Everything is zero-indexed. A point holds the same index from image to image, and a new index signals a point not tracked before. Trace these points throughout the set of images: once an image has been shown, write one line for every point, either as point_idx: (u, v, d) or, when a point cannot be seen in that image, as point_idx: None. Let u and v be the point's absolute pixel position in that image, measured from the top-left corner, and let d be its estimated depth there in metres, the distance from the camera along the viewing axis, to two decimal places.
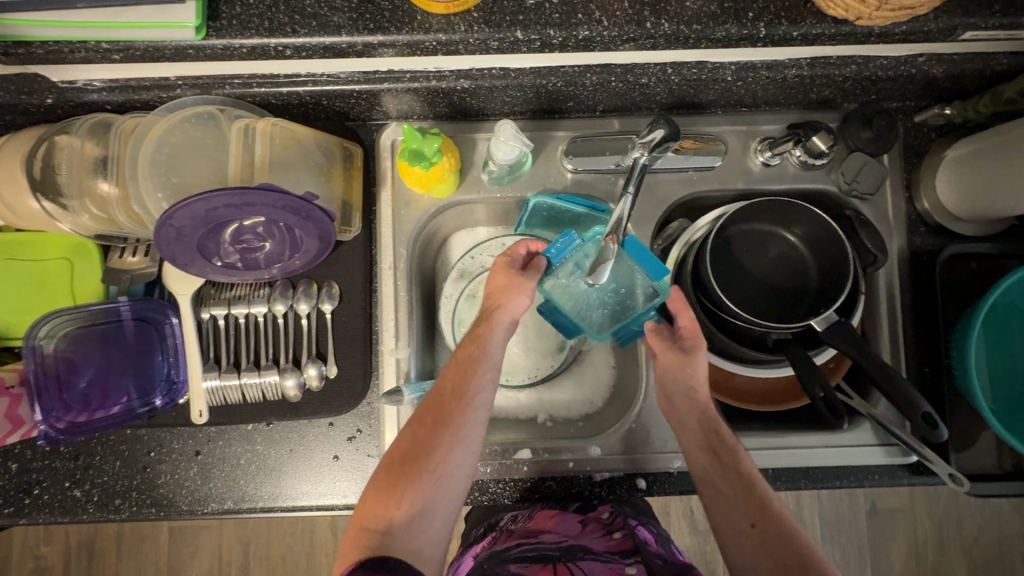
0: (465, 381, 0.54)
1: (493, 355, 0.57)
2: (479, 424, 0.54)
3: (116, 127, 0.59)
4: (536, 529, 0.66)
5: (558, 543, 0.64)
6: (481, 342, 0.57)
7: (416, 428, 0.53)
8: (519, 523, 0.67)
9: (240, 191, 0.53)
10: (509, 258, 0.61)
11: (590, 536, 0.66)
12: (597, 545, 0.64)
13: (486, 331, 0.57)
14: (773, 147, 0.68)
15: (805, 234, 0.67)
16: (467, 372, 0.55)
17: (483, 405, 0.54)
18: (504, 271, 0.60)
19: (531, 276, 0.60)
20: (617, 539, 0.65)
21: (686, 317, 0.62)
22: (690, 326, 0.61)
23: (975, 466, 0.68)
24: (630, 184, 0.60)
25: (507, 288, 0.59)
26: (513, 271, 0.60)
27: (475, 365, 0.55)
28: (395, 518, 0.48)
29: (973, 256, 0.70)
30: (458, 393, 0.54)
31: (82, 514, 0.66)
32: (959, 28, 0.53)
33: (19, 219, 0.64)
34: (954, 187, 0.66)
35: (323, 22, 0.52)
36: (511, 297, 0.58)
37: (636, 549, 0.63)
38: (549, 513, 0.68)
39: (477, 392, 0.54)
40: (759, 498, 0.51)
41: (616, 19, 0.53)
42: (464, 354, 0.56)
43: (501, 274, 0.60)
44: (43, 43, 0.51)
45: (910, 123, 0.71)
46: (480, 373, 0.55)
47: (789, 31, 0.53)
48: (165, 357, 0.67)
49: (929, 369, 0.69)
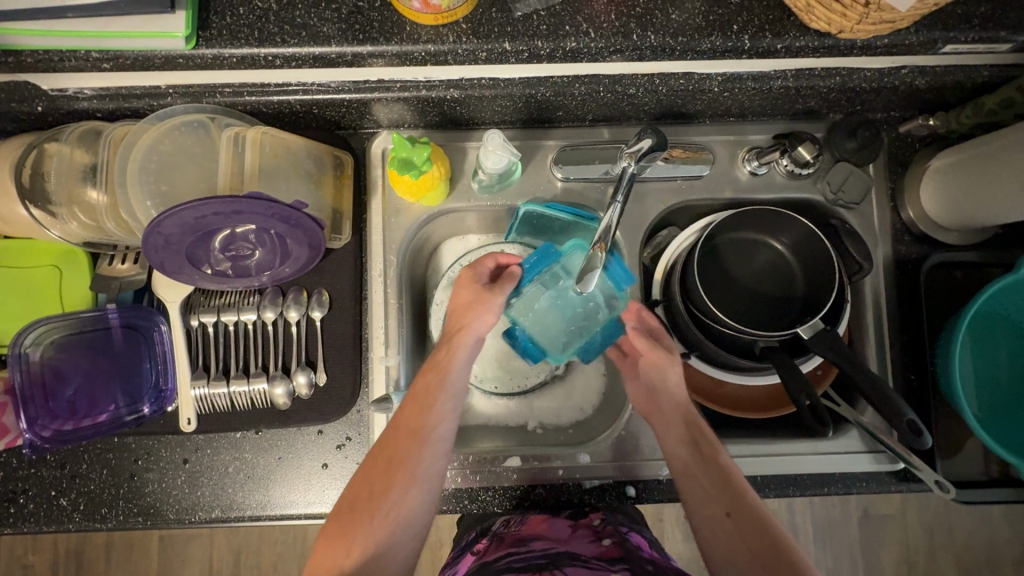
0: (422, 415, 0.57)
1: (453, 384, 0.59)
2: (436, 457, 0.56)
3: (105, 134, 0.59)
4: (527, 535, 0.65)
5: (546, 549, 0.62)
6: (440, 372, 0.59)
7: (370, 467, 0.55)
8: (511, 528, 0.68)
9: (228, 199, 0.53)
10: (475, 273, 0.64)
11: (579, 541, 0.64)
12: (585, 551, 0.63)
13: (446, 360, 0.60)
14: (760, 156, 0.69)
15: (792, 242, 0.67)
16: (424, 406, 0.57)
17: (441, 438, 0.57)
18: (469, 286, 0.63)
19: (499, 292, 0.62)
20: (606, 546, 0.64)
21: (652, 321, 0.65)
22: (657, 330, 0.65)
23: (962, 473, 0.68)
24: (618, 192, 0.61)
25: (472, 308, 0.61)
26: (479, 289, 0.62)
27: (433, 398, 0.58)
28: (345, 566, 0.50)
29: (958, 265, 0.70)
30: (414, 429, 0.56)
31: (68, 523, 0.66)
32: (939, 41, 0.54)
33: (7, 226, 0.64)
34: (937, 196, 0.67)
35: (313, 32, 0.52)
36: (476, 316, 0.61)
37: (624, 556, 0.62)
38: (540, 518, 0.68)
39: (435, 425, 0.57)
40: (735, 489, 0.54)
41: (603, 30, 0.54)
42: (423, 386, 0.59)
43: (467, 292, 0.62)
44: (34, 52, 0.51)
45: (895, 134, 0.72)
46: (438, 406, 0.58)
47: (773, 44, 0.54)
48: (153, 365, 0.66)
49: (915, 376, 0.70)
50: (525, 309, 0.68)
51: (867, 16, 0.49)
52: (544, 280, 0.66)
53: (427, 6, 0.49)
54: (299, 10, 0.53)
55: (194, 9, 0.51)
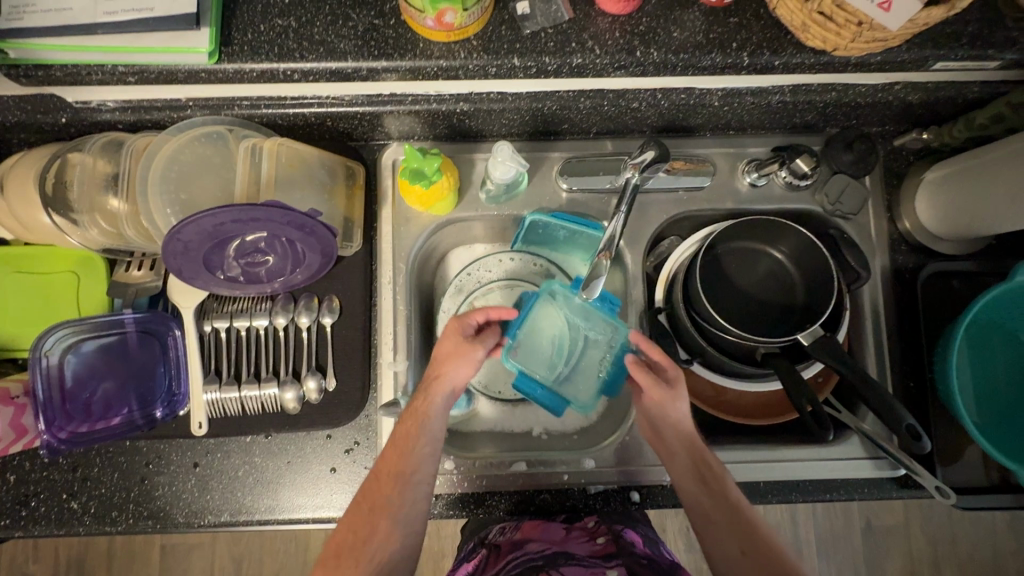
0: (402, 459, 0.56)
1: (433, 428, 0.58)
2: (416, 501, 0.55)
3: (128, 145, 0.61)
4: (522, 539, 0.64)
5: (542, 551, 0.62)
6: (419, 417, 0.58)
7: (352, 515, 0.55)
8: (506, 535, 0.67)
9: (246, 207, 0.55)
10: (463, 324, 0.64)
11: (574, 541, 0.64)
12: (580, 550, 0.62)
13: (425, 404, 0.59)
14: (760, 168, 0.71)
15: (791, 252, 0.69)
16: (404, 450, 0.57)
17: (421, 482, 0.56)
18: (454, 336, 0.62)
19: (482, 345, 0.63)
20: (601, 544, 0.63)
21: (659, 352, 0.62)
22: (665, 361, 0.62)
23: (963, 480, 0.69)
24: (622, 203, 0.64)
25: (452, 356, 0.61)
26: (462, 337, 0.63)
27: (413, 441, 0.57)
28: None
29: (955, 275, 0.72)
30: (396, 471, 0.56)
31: (78, 526, 0.66)
32: (930, 58, 0.57)
33: (29, 232, 0.66)
34: (932, 208, 0.69)
35: (330, 48, 0.55)
36: (455, 367, 0.61)
37: (619, 552, 0.62)
38: (533, 524, 0.67)
39: (417, 468, 0.56)
40: (748, 525, 0.53)
41: (608, 47, 0.56)
42: (403, 429, 0.58)
43: (450, 339, 0.62)
44: (62, 66, 0.53)
45: (890, 147, 0.74)
46: (417, 450, 0.57)
47: (771, 60, 0.56)
48: (167, 369, 0.68)
49: (914, 383, 0.71)
50: (525, 355, 0.69)
51: (860, 35, 0.51)
52: (530, 328, 0.70)
53: (440, 23, 0.52)
54: (317, 27, 0.55)
55: (218, 25, 0.53)
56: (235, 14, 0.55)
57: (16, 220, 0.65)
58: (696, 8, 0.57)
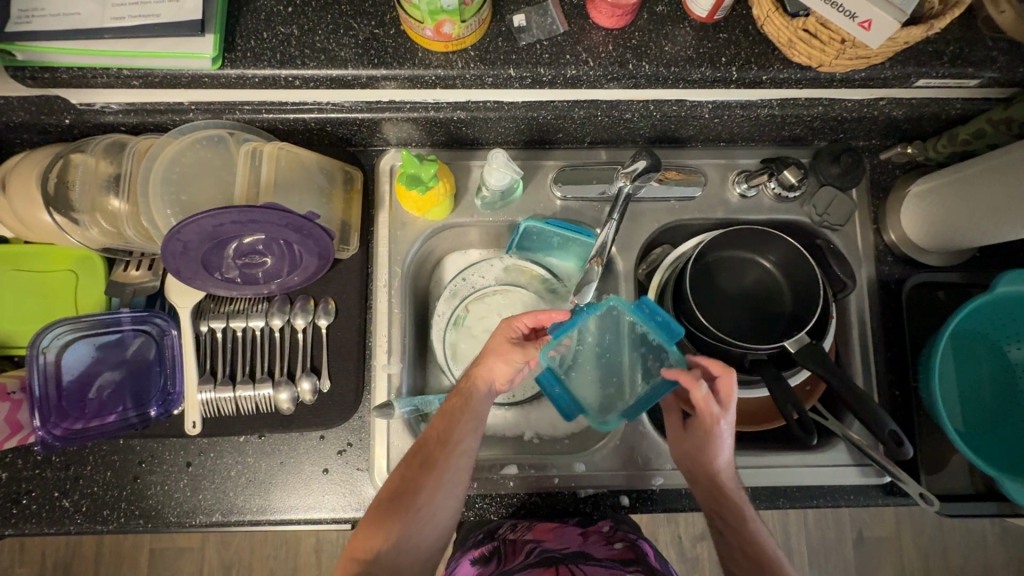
0: (450, 428, 0.57)
1: (478, 409, 0.59)
2: (460, 470, 0.56)
3: (131, 147, 0.63)
4: (537, 538, 0.65)
5: (561, 548, 0.63)
6: (467, 397, 0.59)
7: (404, 469, 0.56)
8: (518, 533, 0.67)
9: (246, 210, 0.55)
10: (510, 329, 0.61)
11: (592, 545, 0.64)
12: (599, 552, 0.62)
13: (471, 389, 0.59)
14: (749, 179, 0.72)
15: (778, 261, 0.71)
16: (452, 421, 0.58)
17: (467, 452, 0.57)
18: (502, 336, 0.61)
19: (528, 351, 0.61)
20: (619, 549, 0.64)
21: (697, 396, 0.55)
22: (702, 404, 0.56)
23: (949, 487, 0.70)
24: (614, 212, 0.66)
25: (496, 353, 0.60)
26: (511, 334, 0.61)
27: (460, 415, 0.58)
28: (381, 550, 0.52)
29: (940, 286, 0.74)
30: (444, 439, 0.57)
31: (70, 524, 0.66)
32: (912, 75, 0.59)
33: (30, 231, 0.67)
34: (917, 220, 0.71)
35: (331, 56, 0.56)
36: (497, 363, 0.60)
37: (636, 560, 0.62)
38: (548, 526, 0.68)
39: (463, 439, 0.57)
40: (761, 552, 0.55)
41: (601, 60, 0.58)
42: (451, 405, 0.59)
43: (499, 337, 0.61)
44: (69, 69, 0.55)
45: (876, 161, 0.76)
46: (464, 423, 0.57)
47: (759, 75, 0.58)
48: (163, 368, 0.68)
49: (899, 392, 0.72)
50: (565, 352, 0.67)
51: (843, 52, 0.53)
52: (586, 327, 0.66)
53: (439, 34, 0.54)
54: (319, 35, 0.57)
55: (222, 32, 0.55)
56: (239, 22, 0.56)
57: (17, 218, 0.66)
58: (687, 24, 0.59)
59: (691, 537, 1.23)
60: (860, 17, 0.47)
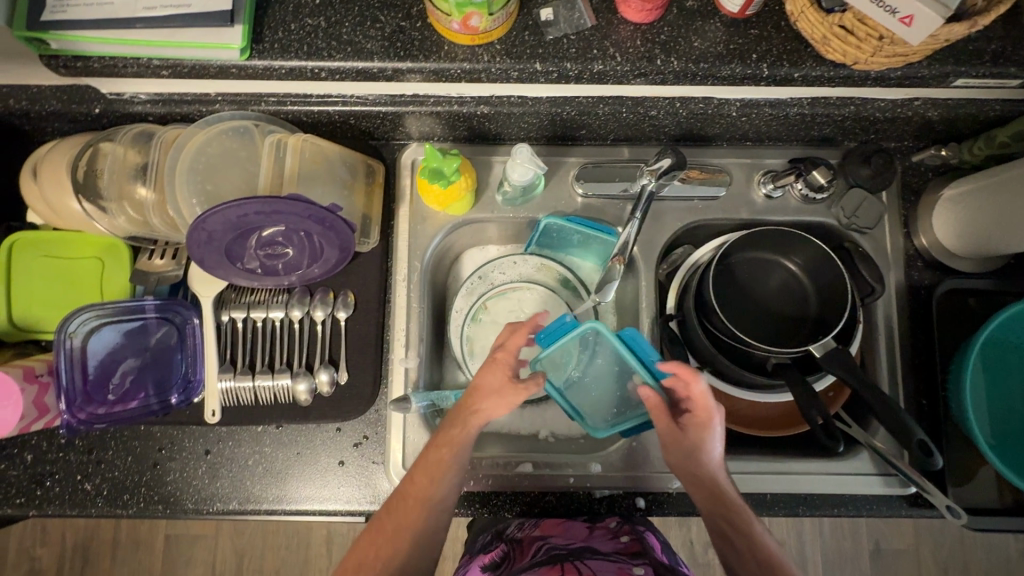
0: (430, 485, 0.56)
1: (462, 461, 0.57)
2: (434, 528, 0.56)
3: (158, 136, 0.63)
4: (544, 534, 0.65)
5: (567, 544, 0.62)
6: (452, 450, 0.57)
7: (378, 529, 0.55)
8: (525, 531, 0.67)
9: (270, 200, 0.56)
10: (510, 361, 0.60)
11: (598, 539, 0.64)
12: (605, 545, 0.62)
13: (457, 438, 0.57)
14: (775, 179, 0.71)
15: (804, 264, 0.69)
16: (433, 476, 0.56)
17: (443, 510, 0.56)
18: (500, 372, 0.59)
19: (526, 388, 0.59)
20: (626, 542, 0.63)
21: (697, 390, 0.57)
22: (701, 399, 0.57)
23: (976, 500, 0.68)
24: (637, 210, 0.66)
25: (493, 392, 0.58)
26: (507, 374, 0.59)
27: (443, 471, 0.57)
28: None
29: (971, 293, 0.72)
30: (421, 497, 0.56)
31: (90, 507, 0.68)
32: (952, 75, 0.57)
33: (59, 217, 0.68)
34: (949, 224, 0.69)
35: (358, 48, 0.56)
36: (491, 404, 0.58)
37: (643, 552, 0.61)
38: (554, 523, 0.67)
39: (443, 496, 0.56)
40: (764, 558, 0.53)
41: (629, 55, 0.57)
42: (435, 457, 0.57)
43: (496, 374, 0.59)
44: (99, 58, 0.56)
45: (908, 163, 0.74)
46: (446, 479, 0.56)
47: (790, 72, 0.57)
48: (184, 356, 0.69)
49: (926, 401, 0.70)
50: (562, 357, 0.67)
51: (881, 49, 0.51)
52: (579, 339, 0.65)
53: (466, 27, 0.53)
54: (346, 28, 0.57)
55: (251, 24, 0.55)
56: (267, 13, 0.56)
57: (46, 205, 0.67)
58: (718, 19, 0.58)
59: (703, 542, 1.22)
60: (901, 12, 0.45)
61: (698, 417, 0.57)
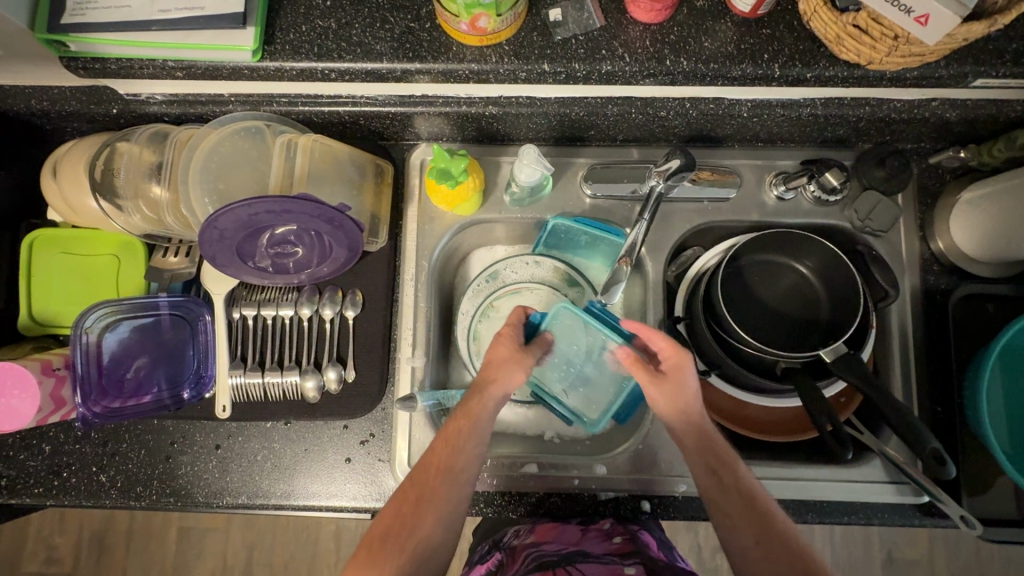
0: (452, 455, 0.55)
1: (484, 431, 0.57)
2: (459, 501, 0.54)
3: (173, 136, 0.64)
4: (536, 541, 0.64)
5: (558, 550, 0.62)
6: (472, 419, 0.56)
7: (399, 503, 0.54)
8: (520, 538, 0.67)
9: (281, 199, 0.56)
10: (513, 331, 0.64)
11: (590, 541, 0.64)
12: (597, 548, 0.62)
13: (477, 407, 0.57)
14: (787, 181, 0.70)
15: (816, 267, 0.68)
16: (453, 447, 0.55)
17: (467, 482, 0.54)
18: (507, 343, 0.62)
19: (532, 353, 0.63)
20: (619, 543, 0.63)
21: (661, 341, 0.59)
22: (669, 349, 0.59)
23: (993, 511, 0.66)
24: (646, 211, 0.65)
25: (506, 362, 0.61)
26: (515, 345, 0.63)
27: (464, 441, 0.55)
28: None
29: (990, 297, 0.70)
30: (443, 468, 0.54)
31: (105, 498, 0.69)
32: (971, 75, 0.56)
33: (77, 216, 0.69)
34: (966, 228, 0.67)
35: (367, 49, 0.57)
36: (508, 373, 0.60)
37: (636, 552, 0.61)
38: (548, 526, 0.67)
39: (465, 466, 0.54)
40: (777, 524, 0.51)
41: (638, 56, 0.57)
42: (455, 427, 0.56)
43: (504, 346, 0.62)
44: (117, 60, 0.57)
45: (925, 165, 0.73)
46: (467, 448, 0.55)
47: (803, 72, 0.56)
48: (196, 353, 0.70)
49: (942, 408, 0.68)
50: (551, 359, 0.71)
51: (896, 49, 0.50)
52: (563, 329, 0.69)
53: (474, 28, 0.53)
54: (356, 29, 0.57)
55: (262, 25, 0.56)
56: (279, 15, 0.57)
57: (65, 203, 0.69)
58: (728, 19, 0.57)
59: (712, 547, 1.21)
60: (917, 12, 0.44)
61: (668, 368, 0.59)
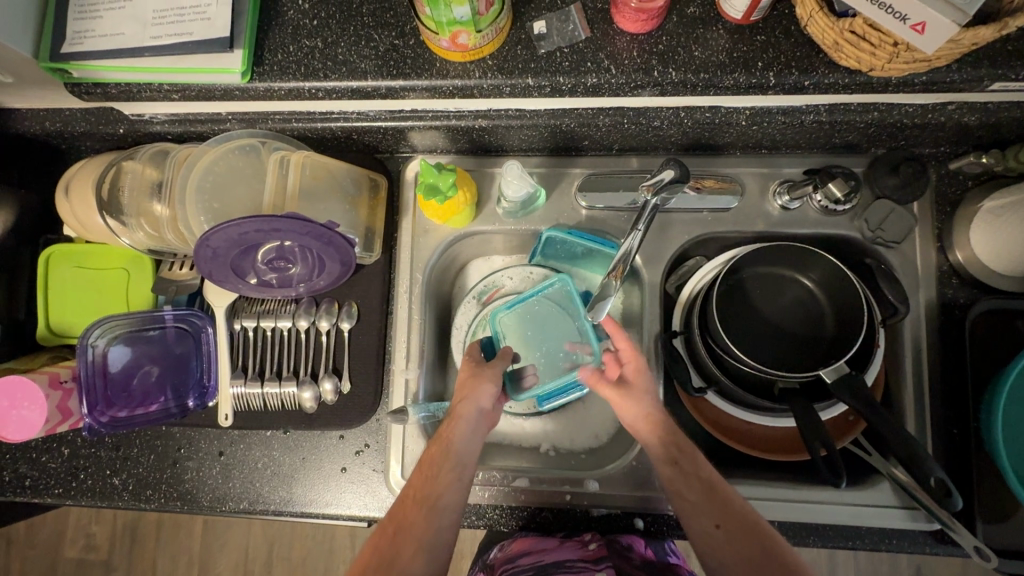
0: (427, 483, 0.55)
1: (460, 455, 0.56)
2: (442, 529, 0.53)
3: (172, 155, 0.66)
4: (513, 554, 0.65)
5: (533, 563, 0.63)
6: (442, 443, 0.57)
7: (379, 537, 0.54)
8: (501, 553, 0.67)
9: (268, 218, 0.57)
10: (472, 354, 0.65)
11: (567, 548, 0.64)
12: (570, 556, 0.63)
13: (449, 431, 0.58)
14: (791, 191, 0.67)
15: (820, 280, 0.65)
16: (428, 475, 0.56)
17: (449, 508, 0.54)
18: (469, 364, 0.63)
19: (495, 365, 0.63)
20: (594, 548, 0.63)
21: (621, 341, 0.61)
22: (625, 349, 0.61)
23: (1013, 541, 0.62)
24: (641, 221, 0.62)
25: (469, 381, 0.61)
26: (477, 363, 0.63)
27: (437, 467, 0.56)
28: None
29: (1015, 313, 0.65)
30: (421, 496, 0.54)
31: (118, 500, 0.73)
32: (986, 79, 0.52)
33: (87, 231, 0.72)
34: (987, 238, 0.62)
35: (352, 68, 0.57)
36: (474, 389, 0.60)
37: (610, 555, 0.62)
38: (527, 535, 0.68)
39: (441, 494, 0.54)
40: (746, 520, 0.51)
41: (625, 67, 0.55)
42: (429, 456, 0.57)
43: (465, 366, 0.63)
44: (117, 84, 0.59)
45: (944, 170, 0.68)
46: (441, 475, 0.55)
47: (800, 80, 0.53)
48: (200, 363, 0.72)
49: (958, 430, 0.65)
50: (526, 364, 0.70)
51: (897, 56, 0.47)
52: (515, 332, 0.71)
53: (455, 44, 0.53)
54: (341, 48, 0.57)
55: (251, 48, 0.57)
56: (267, 36, 0.58)
57: (76, 220, 0.72)
58: (720, 26, 0.55)
59: None
60: (913, 20, 0.41)
61: (629, 367, 0.61)
